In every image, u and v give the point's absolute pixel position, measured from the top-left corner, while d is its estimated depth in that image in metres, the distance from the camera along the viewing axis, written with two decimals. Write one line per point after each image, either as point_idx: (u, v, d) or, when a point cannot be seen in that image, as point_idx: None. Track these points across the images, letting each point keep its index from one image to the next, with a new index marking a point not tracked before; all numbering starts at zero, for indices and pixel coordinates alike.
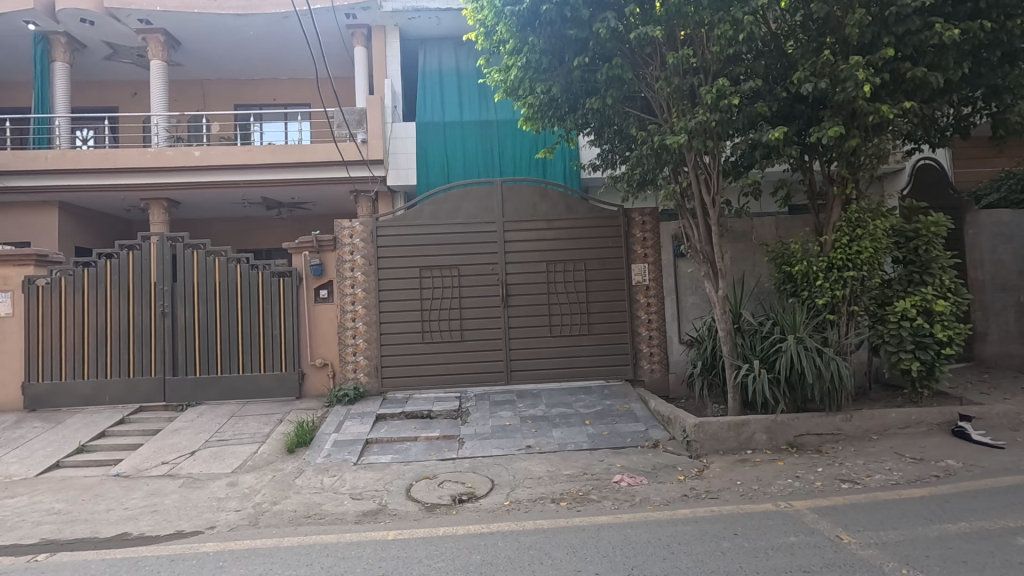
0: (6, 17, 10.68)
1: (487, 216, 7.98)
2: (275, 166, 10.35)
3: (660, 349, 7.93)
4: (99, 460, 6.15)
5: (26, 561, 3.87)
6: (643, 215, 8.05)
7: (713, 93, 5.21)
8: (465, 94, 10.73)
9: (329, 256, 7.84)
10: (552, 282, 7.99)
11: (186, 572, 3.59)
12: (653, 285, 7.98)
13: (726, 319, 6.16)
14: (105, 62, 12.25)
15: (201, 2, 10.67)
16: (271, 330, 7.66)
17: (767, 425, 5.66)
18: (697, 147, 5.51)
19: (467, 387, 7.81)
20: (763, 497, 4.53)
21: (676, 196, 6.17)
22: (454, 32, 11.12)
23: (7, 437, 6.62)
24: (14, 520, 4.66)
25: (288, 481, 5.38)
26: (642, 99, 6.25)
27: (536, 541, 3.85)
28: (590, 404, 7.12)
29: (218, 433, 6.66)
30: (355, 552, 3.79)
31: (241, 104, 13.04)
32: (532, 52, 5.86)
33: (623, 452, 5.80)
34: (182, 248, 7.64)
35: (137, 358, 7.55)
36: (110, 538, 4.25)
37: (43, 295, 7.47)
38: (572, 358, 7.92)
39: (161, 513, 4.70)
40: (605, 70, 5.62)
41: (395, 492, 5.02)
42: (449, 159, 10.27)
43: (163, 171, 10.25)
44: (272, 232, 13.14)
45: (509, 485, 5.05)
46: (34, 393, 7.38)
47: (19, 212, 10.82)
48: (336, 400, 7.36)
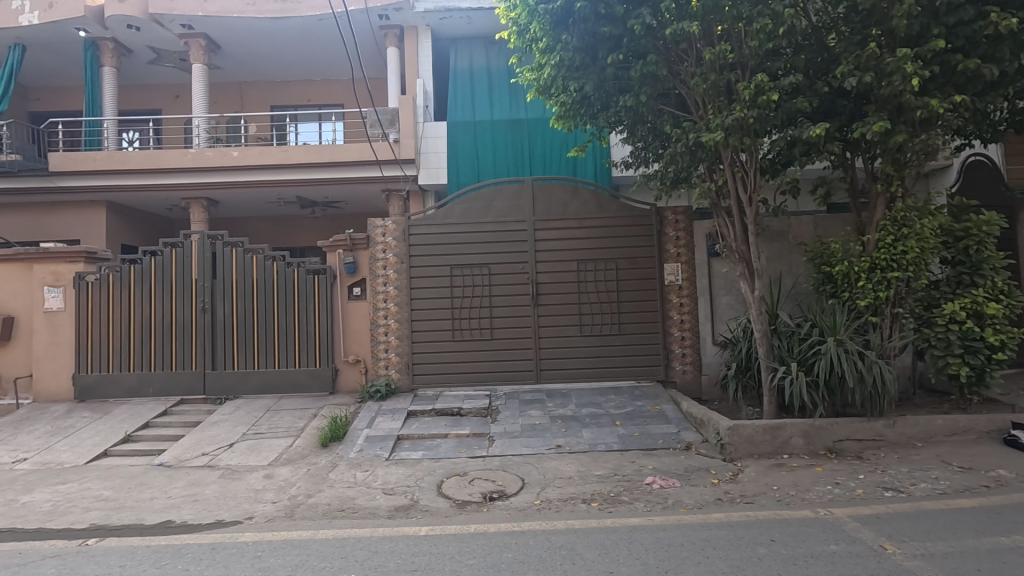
0: (58, 24, 11.15)
1: (518, 214, 7.99)
2: (310, 165, 10.56)
3: (693, 350, 7.80)
4: (144, 450, 6.39)
5: (77, 545, 4.04)
6: (676, 214, 7.93)
7: (752, 88, 5.10)
8: (495, 93, 10.76)
9: (362, 255, 7.97)
10: (582, 281, 7.94)
11: (226, 560, 3.69)
12: (686, 285, 7.86)
13: (762, 319, 6.02)
14: (149, 66, 12.70)
15: (240, 6, 10.95)
16: (305, 327, 7.83)
17: (805, 429, 5.51)
18: (734, 145, 5.40)
19: (496, 385, 7.82)
20: (800, 503, 4.41)
21: (711, 195, 6.06)
22: (485, 32, 11.16)
23: (58, 426, 6.94)
24: (66, 506, 4.87)
25: (322, 474, 5.49)
26: (676, 95, 6.16)
27: (568, 541, 3.83)
28: (621, 404, 7.06)
29: (255, 426, 6.83)
30: (388, 546, 3.84)
31: (277, 105, 13.35)
32: (566, 50, 5.79)
33: (655, 453, 5.74)
34: (222, 246, 7.86)
35: (179, 352, 7.80)
36: (155, 526, 4.41)
37: (92, 291, 7.79)
38: (602, 357, 7.86)
39: (202, 503, 4.85)
40: (640, 67, 5.56)
41: (426, 488, 5.08)
42: (480, 158, 10.31)
43: (203, 171, 10.57)
44: (306, 231, 13.43)
45: (539, 484, 5.04)
46: (83, 384, 7.71)
47: (70, 211, 11.30)
48: (368, 396, 7.49)
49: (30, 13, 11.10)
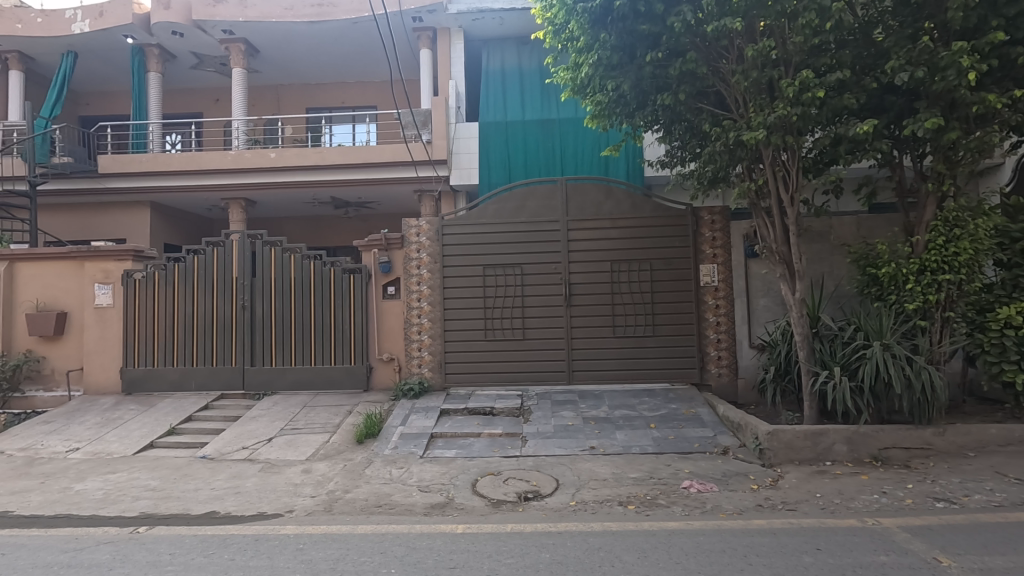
0: (107, 32, 11.61)
1: (551, 214, 7.97)
2: (345, 166, 10.74)
3: (729, 353, 7.67)
4: (187, 443, 6.60)
5: (129, 532, 4.19)
6: (712, 214, 7.81)
7: (796, 85, 4.97)
8: (527, 93, 10.77)
9: (397, 254, 8.08)
10: (616, 282, 7.87)
11: (269, 552, 3.78)
12: (723, 286, 7.74)
13: (803, 322, 5.88)
14: (192, 71, 13.10)
15: (278, 11, 11.21)
16: (341, 324, 7.97)
17: (848, 436, 5.35)
18: (776, 143, 5.28)
19: (528, 386, 7.81)
20: (846, 512, 4.28)
21: (751, 194, 5.92)
22: (518, 32, 11.16)
23: (107, 418, 7.22)
24: (117, 494, 5.06)
25: (358, 470, 5.58)
26: (715, 94, 6.07)
27: (606, 543, 3.80)
28: (654, 407, 6.97)
29: (292, 422, 6.98)
30: (426, 543, 3.88)
31: (313, 108, 13.63)
32: (604, 49, 5.74)
33: (691, 457, 5.65)
34: (261, 245, 8.07)
35: (220, 348, 8.02)
36: (201, 516, 4.54)
37: (139, 288, 8.08)
38: (635, 359, 7.78)
39: (245, 495, 4.98)
40: (678, 65, 5.51)
41: (461, 486, 5.10)
42: (512, 158, 10.36)
43: (243, 172, 10.85)
44: (340, 231, 13.66)
45: (574, 485, 5.02)
46: (130, 377, 7.99)
47: (117, 212, 11.74)
48: (401, 394, 7.57)
49: (82, 21, 11.57)
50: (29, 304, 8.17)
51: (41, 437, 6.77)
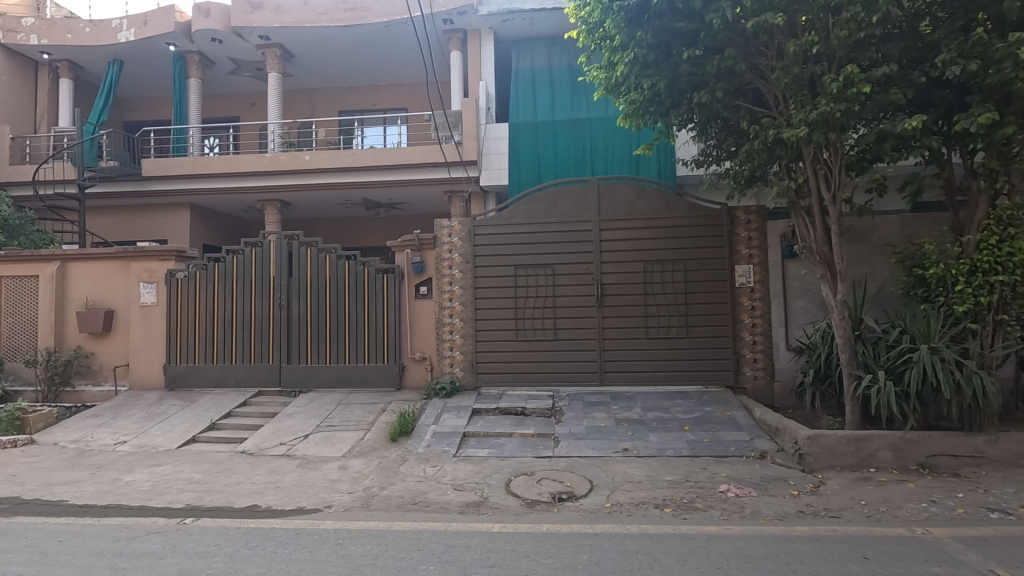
0: (151, 40, 12.01)
1: (583, 214, 7.93)
2: (377, 168, 10.88)
3: (765, 355, 7.52)
4: (228, 438, 6.78)
5: (176, 523, 4.33)
6: (748, 213, 7.68)
7: (840, 80, 4.85)
8: (557, 93, 10.78)
9: (429, 255, 8.15)
10: (648, 283, 7.79)
11: (310, 546, 3.85)
12: (759, 287, 7.59)
13: (844, 325, 5.71)
14: (230, 76, 13.47)
15: (313, 16, 11.42)
16: (374, 323, 8.08)
17: (894, 442, 5.18)
18: (818, 141, 5.15)
19: (559, 386, 7.79)
20: (893, 520, 4.15)
21: (790, 194, 5.78)
22: (548, 32, 11.15)
23: (152, 412, 7.47)
24: (162, 486, 5.23)
25: (393, 468, 5.65)
26: (753, 91, 5.97)
27: (644, 546, 3.76)
28: (688, 409, 6.87)
29: (327, 419, 7.10)
30: (463, 541, 3.90)
31: (345, 110, 13.85)
32: (640, 47, 5.67)
33: (727, 461, 5.55)
34: (297, 246, 8.25)
35: (257, 345, 8.21)
36: (243, 509, 4.66)
37: (181, 287, 8.34)
38: (668, 360, 7.68)
39: (284, 490, 5.09)
40: (716, 62, 5.43)
41: (494, 485, 5.12)
42: (541, 159, 10.38)
43: (278, 174, 11.08)
44: (372, 231, 13.84)
45: (608, 487, 4.98)
46: (173, 373, 8.25)
47: (159, 213, 12.14)
48: (433, 393, 7.62)
49: (128, 30, 12.01)
50: (79, 302, 8.51)
51: (90, 430, 7.05)
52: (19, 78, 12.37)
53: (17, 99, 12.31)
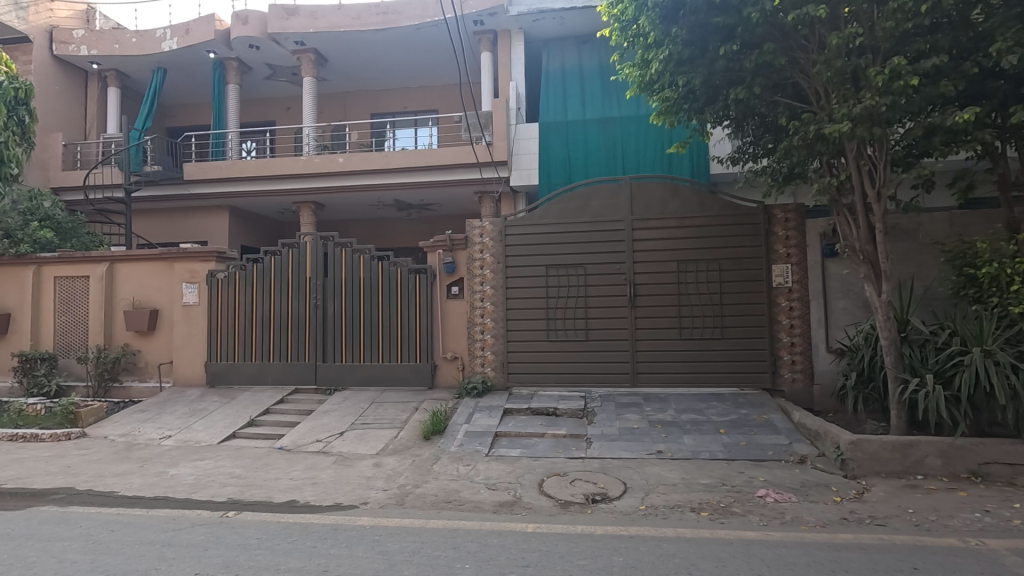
0: (193, 48, 12.42)
1: (615, 214, 7.86)
2: (408, 169, 10.98)
3: (804, 357, 7.32)
4: (266, 434, 6.96)
5: (219, 516, 4.46)
6: (786, 212, 7.50)
7: (886, 73, 4.69)
8: (588, 92, 10.75)
9: (461, 255, 8.21)
10: (682, 283, 7.67)
11: (348, 542, 3.91)
12: (797, 287, 7.39)
13: (889, 326, 5.51)
14: (266, 82, 13.82)
15: (346, 21, 11.61)
16: (407, 323, 8.18)
17: (942, 449, 4.98)
18: (863, 136, 4.97)
19: (591, 387, 7.74)
20: (944, 530, 3.98)
21: (831, 191, 5.61)
22: (578, 31, 11.10)
23: (194, 408, 7.72)
24: (206, 480, 5.40)
25: (426, 466, 5.71)
26: (793, 86, 5.82)
27: (681, 549, 3.71)
28: (723, 412, 6.74)
29: (362, 416, 7.22)
30: (497, 540, 3.91)
31: (376, 113, 14.06)
32: (675, 44, 5.59)
33: (765, 465, 5.42)
34: (333, 246, 8.40)
35: (293, 344, 8.40)
36: (283, 504, 4.77)
37: (221, 287, 8.59)
38: (702, 362, 7.55)
39: (321, 486, 5.20)
40: (754, 57, 5.31)
41: (527, 485, 5.11)
42: (572, 159, 10.37)
43: (312, 177, 11.31)
44: (403, 231, 14.01)
45: (642, 490, 4.93)
46: (214, 370, 8.51)
47: (199, 216, 12.53)
48: (465, 392, 7.66)
49: (171, 40, 12.45)
50: (126, 301, 8.85)
51: (137, 425, 7.33)
52: (70, 87, 12.93)
53: (69, 107, 12.89)
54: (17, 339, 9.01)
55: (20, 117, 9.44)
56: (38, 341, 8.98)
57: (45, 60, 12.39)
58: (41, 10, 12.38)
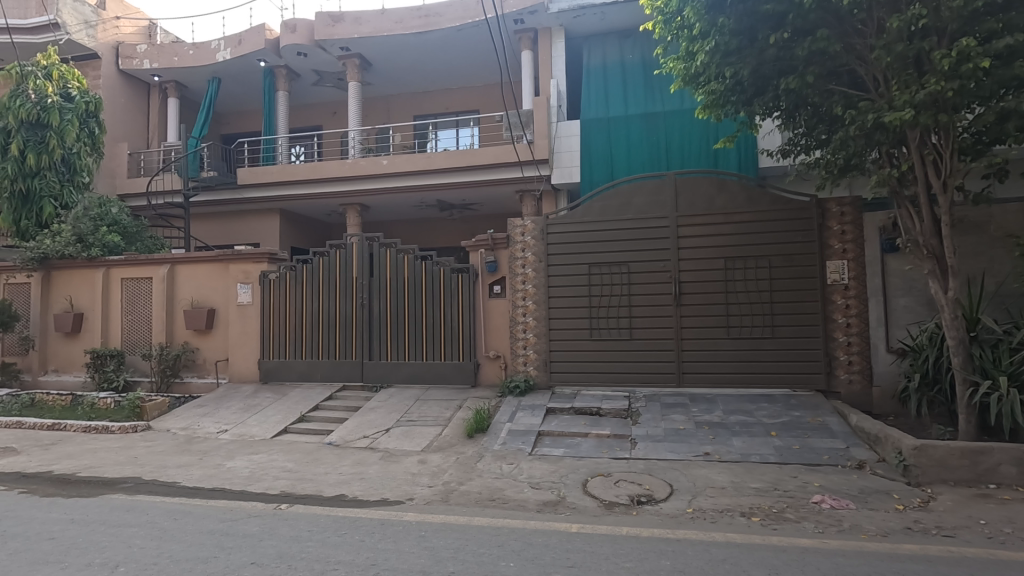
0: (245, 57, 12.91)
1: (659, 211, 7.70)
2: (450, 170, 11.09)
3: (861, 358, 6.99)
4: (316, 430, 7.18)
5: (273, 508, 4.63)
6: (841, 205, 7.19)
7: (952, 55, 4.42)
8: (630, 87, 10.60)
9: (502, 254, 8.23)
10: (729, 280, 7.46)
11: (394, 537, 3.98)
12: (853, 285, 7.08)
13: (958, 325, 5.19)
14: (314, 88, 14.25)
15: (389, 25, 11.81)
16: (450, 321, 8.26)
17: (1018, 456, 4.66)
18: (927, 123, 4.70)
19: (635, 387, 7.61)
20: (1021, 544, 3.72)
21: (892, 182, 5.33)
22: (619, 26, 10.94)
23: (249, 404, 8.04)
24: (260, 473, 5.62)
25: (470, 464, 5.75)
26: (849, 73, 5.56)
27: (731, 555, 3.60)
28: (775, 414, 6.50)
29: (407, 414, 7.34)
30: (541, 540, 3.90)
31: (418, 115, 14.27)
32: (722, 34, 5.43)
33: (820, 470, 5.20)
34: (378, 247, 8.58)
35: (341, 342, 8.62)
36: (332, 498, 4.91)
37: (273, 287, 8.92)
38: (752, 362, 7.32)
39: (369, 481, 5.32)
40: (807, 44, 5.09)
41: (571, 485, 5.07)
42: (614, 155, 10.26)
43: (358, 179, 11.58)
44: (445, 231, 14.18)
45: (689, 492, 4.81)
46: (266, 368, 8.84)
47: (252, 219, 13.03)
48: (507, 391, 7.67)
49: (224, 50, 12.98)
50: (185, 301, 9.30)
51: (197, 419, 7.69)
52: (134, 99, 13.69)
53: (133, 118, 13.65)
54: (89, 337, 9.61)
55: (90, 128, 10.61)
56: (107, 338, 9.55)
57: (111, 74, 13.16)
58: (108, 28, 13.16)
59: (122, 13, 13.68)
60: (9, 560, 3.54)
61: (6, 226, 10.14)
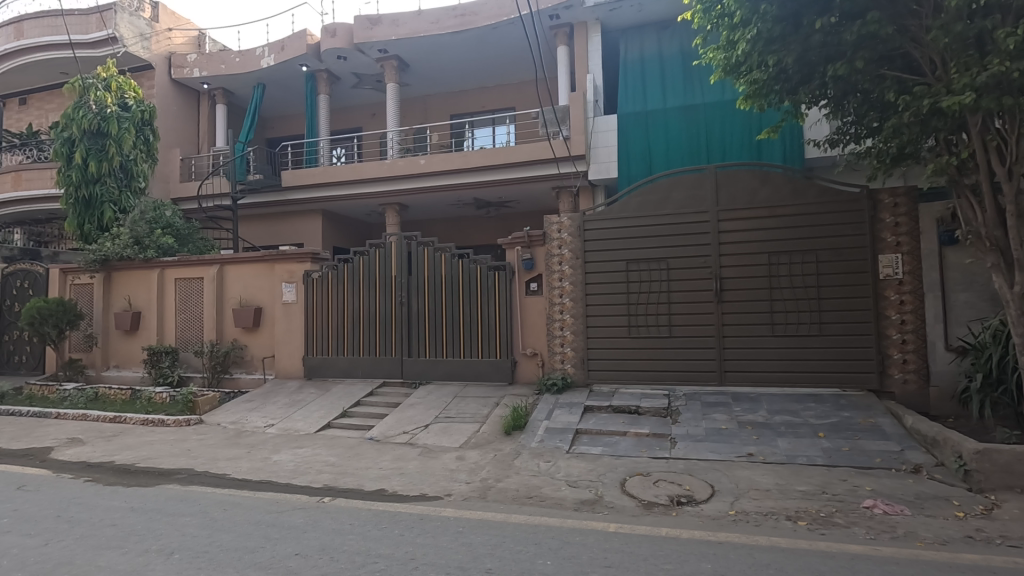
0: (288, 63, 13.29)
1: (699, 205, 7.52)
2: (487, 168, 11.12)
3: (917, 357, 6.65)
4: (358, 425, 7.35)
5: (317, 501, 4.76)
6: (894, 196, 6.86)
7: (1018, 34, 4.14)
8: (668, 80, 10.38)
9: (539, 251, 8.20)
10: (774, 276, 7.21)
11: (432, 532, 4.03)
12: (908, 279, 6.74)
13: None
14: (353, 90, 14.55)
15: (426, 26, 11.94)
16: (488, 319, 8.30)
17: None
18: (989, 108, 4.42)
19: (675, 385, 7.47)
20: None
21: (951, 170, 5.03)
22: (657, 17, 10.73)
23: (294, 399, 8.30)
24: (304, 467, 5.79)
25: (508, 461, 5.78)
26: (903, 57, 5.28)
27: (776, 560, 3.48)
28: (823, 414, 6.26)
29: (445, 410, 7.43)
30: (579, 539, 3.87)
31: (456, 114, 14.38)
32: (764, 21, 5.24)
33: (873, 474, 4.97)
34: (416, 245, 8.70)
35: (381, 339, 8.79)
36: (373, 492, 5.02)
37: (316, 286, 9.18)
38: (798, 361, 7.06)
39: (408, 477, 5.40)
40: (857, 28, 4.87)
41: (609, 484, 5.02)
42: (652, 149, 10.09)
43: (396, 179, 11.76)
44: (483, 229, 14.25)
45: (731, 494, 4.69)
46: (310, 364, 9.10)
47: (296, 219, 13.43)
48: (545, 389, 7.65)
49: (269, 56, 13.40)
50: (233, 300, 9.66)
51: (245, 413, 8.00)
52: (185, 107, 14.31)
53: (185, 125, 14.27)
54: (146, 335, 10.11)
55: (146, 136, 11.25)
56: (162, 336, 10.02)
57: (165, 84, 13.79)
58: (161, 39, 13.79)
59: (173, 25, 14.29)
60: (76, 545, 3.76)
61: (72, 229, 10.84)
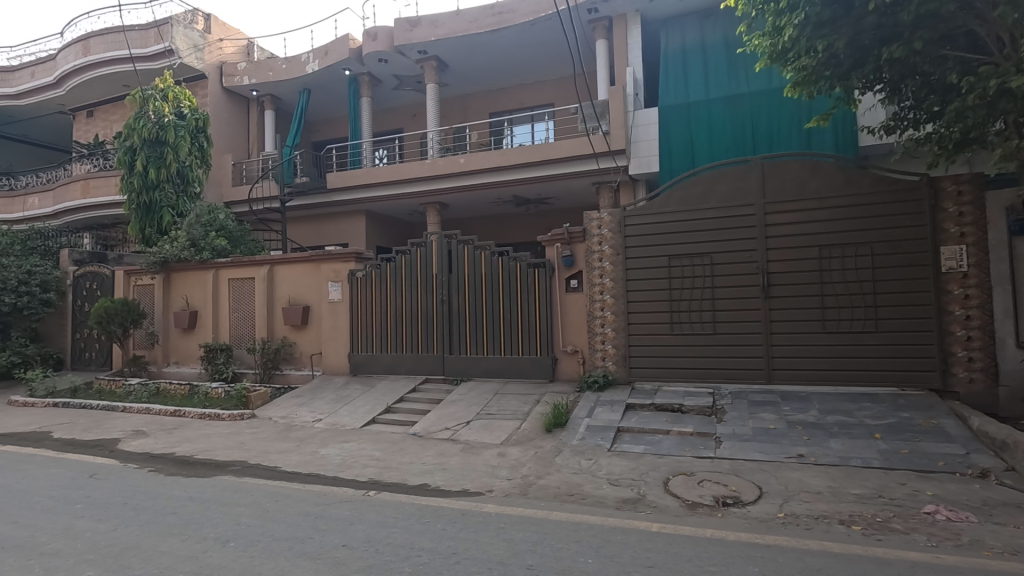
0: (331, 67, 13.64)
1: (745, 198, 7.30)
2: (525, 165, 11.11)
3: (984, 354, 6.26)
4: (401, 420, 7.50)
5: (362, 494, 4.89)
6: (958, 183, 6.46)
7: None
8: (711, 69, 10.11)
9: (579, 248, 8.14)
10: (825, 270, 6.93)
11: (473, 527, 4.08)
12: (974, 272, 6.34)
13: None
14: (394, 92, 14.83)
15: (464, 26, 12.02)
16: (528, 315, 8.31)
17: None
18: None
19: (720, 383, 7.28)
20: None
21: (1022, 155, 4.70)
22: (699, 5, 10.45)
23: (340, 395, 8.55)
24: (350, 461, 5.95)
25: (548, 458, 5.78)
26: (966, 35, 4.98)
27: (828, 565, 3.35)
28: (879, 415, 5.98)
29: (486, 407, 7.48)
30: (620, 538, 3.83)
31: (494, 112, 14.45)
32: (813, 5, 5.03)
33: (934, 477, 4.72)
34: (456, 244, 8.80)
35: (423, 337, 8.94)
36: (416, 487, 5.11)
37: (360, 285, 9.40)
38: (852, 358, 6.77)
39: (450, 472, 5.48)
40: (914, 7, 4.61)
41: (652, 483, 4.95)
42: (695, 142, 9.88)
43: (436, 178, 11.90)
44: (522, 226, 14.26)
45: (780, 496, 4.53)
46: (355, 360, 9.34)
47: (341, 220, 13.79)
48: (586, 386, 7.60)
49: (313, 62, 13.78)
50: (283, 299, 10.01)
51: (295, 408, 8.29)
52: (236, 114, 14.91)
53: (236, 131, 14.88)
54: (202, 333, 10.61)
55: (200, 142, 11.73)
56: (217, 334, 10.49)
57: (217, 92, 14.41)
58: (213, 50, 14.39)
59: (224, 35, 14.91)
60: (140, 531, 3.99)
61: (135, 233, 11.49)
